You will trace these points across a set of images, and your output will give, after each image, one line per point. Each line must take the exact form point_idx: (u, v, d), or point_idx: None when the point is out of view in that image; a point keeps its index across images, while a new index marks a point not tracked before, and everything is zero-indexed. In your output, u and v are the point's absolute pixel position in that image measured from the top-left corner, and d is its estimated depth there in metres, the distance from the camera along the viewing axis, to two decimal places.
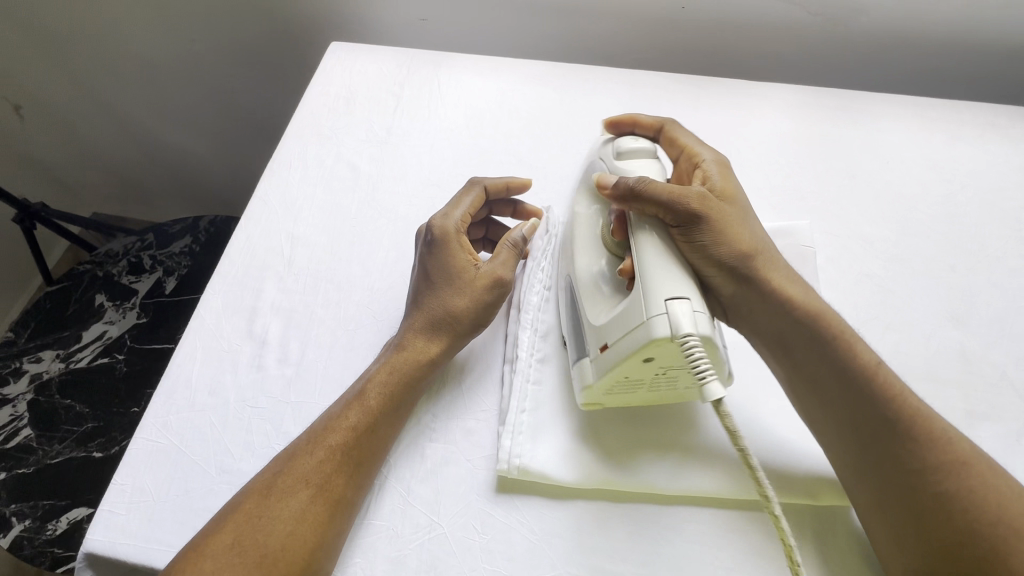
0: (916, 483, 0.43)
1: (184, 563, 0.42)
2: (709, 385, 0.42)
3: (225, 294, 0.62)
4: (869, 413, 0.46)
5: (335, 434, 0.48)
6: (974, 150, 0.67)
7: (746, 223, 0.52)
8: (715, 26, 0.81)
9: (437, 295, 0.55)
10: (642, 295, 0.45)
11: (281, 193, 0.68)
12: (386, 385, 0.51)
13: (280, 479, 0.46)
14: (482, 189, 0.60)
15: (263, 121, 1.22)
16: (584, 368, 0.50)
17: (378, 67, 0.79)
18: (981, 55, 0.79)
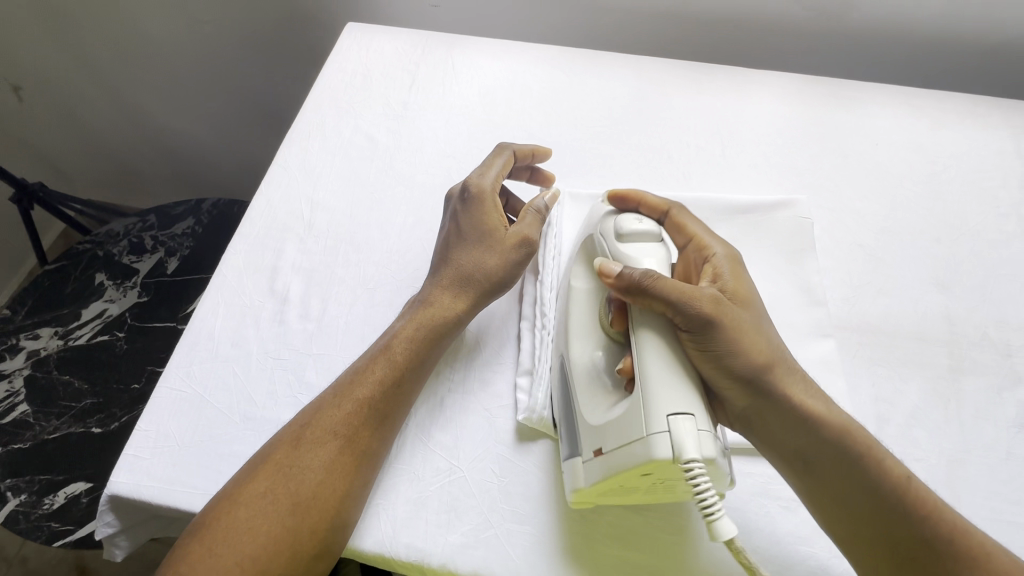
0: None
1: (221, 507, 0.44)
2: (721, 521, 0.40)
3: (247, 254, 0.63)
4: (896, 529, 0.44)
5: (363, 388, 0.50)
6: (955, 134, 0.72)
7: (762, 330, 0.48)
8: (713, 19, 0.86)
9: (467, 252, 0.57)
10: (642, 406, 0.42)
11: (301, 161, 0.70)
12: (415, 337, 0.53)
13: (308, 430, 0.48)
14: (512, 154, 0.63)
15: (269, 107, 1.22)
16: (575, 470, 0.47)
17: (394, 46, 0.81)
18: (960, 52, 0.84)
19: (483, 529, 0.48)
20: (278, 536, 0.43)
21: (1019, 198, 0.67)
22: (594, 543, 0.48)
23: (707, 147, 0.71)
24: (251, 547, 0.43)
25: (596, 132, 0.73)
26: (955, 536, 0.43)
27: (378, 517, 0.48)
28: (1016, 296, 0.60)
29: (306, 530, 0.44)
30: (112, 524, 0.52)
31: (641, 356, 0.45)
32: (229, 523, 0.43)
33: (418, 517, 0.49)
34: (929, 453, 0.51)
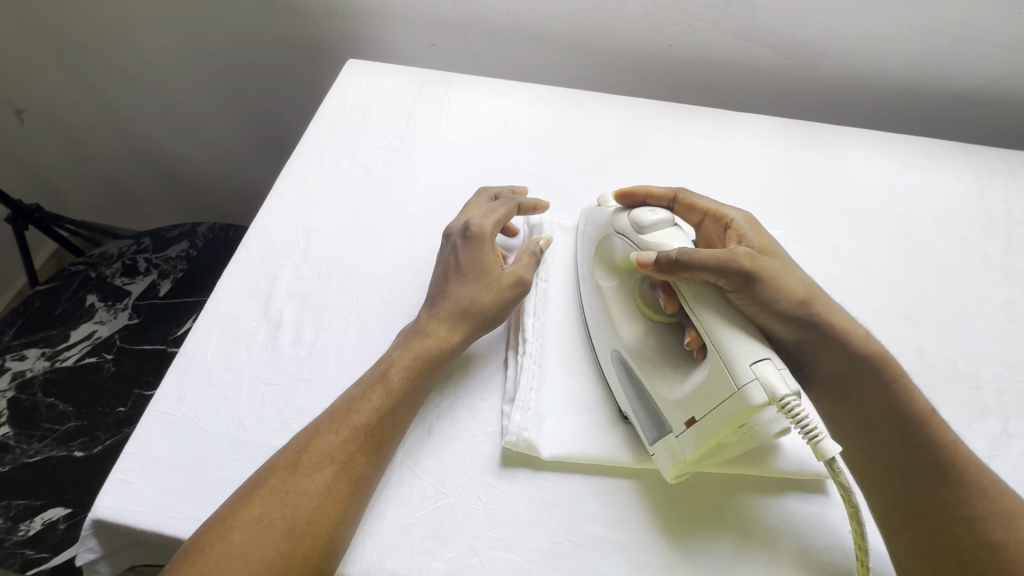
0: (966, 530, 0.47)
1: (214, 534, 0.44)
2: (823, 442, 0.44)
3: (242, 280, 0.65)
4: (917, 458, 0.50)
5: (359, 415, 0.51)
6: (923, 176, 0.76)
7: (794, 272, 0.54)
8: (696, 63, 0.91)
9: (465, 287, 0.59)
10: (724, 366, 0.46)
11: (298, 190, 0.73)
12: (409, 365, 0.55)
13: (304, 456, 0.49)
14: (515, 205, 0.67)
15: (271, 130, 1.23)
16: (670, 445, 0.51)
17: (392, 83, 0.85)
18: (928, 99, 0.89)
19: (468, 557, 0.49)
20: (272, 561, 0.44)
21: (985, 238, 0.71)
22: (578, 571, 0.48)
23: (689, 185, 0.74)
24: None
25: (584, 168, 0.77)
26: (966, 469, 0.49)
27: (365, 543, 0.49)
28: (984, 331, 0.63)
29: (300, 556, 0.44)
30: (94, 549, 0.52)
31: (705, 329, 0.49)
32: (222, 549, 0.43)
33: (403, 543, 0.49)
34: None
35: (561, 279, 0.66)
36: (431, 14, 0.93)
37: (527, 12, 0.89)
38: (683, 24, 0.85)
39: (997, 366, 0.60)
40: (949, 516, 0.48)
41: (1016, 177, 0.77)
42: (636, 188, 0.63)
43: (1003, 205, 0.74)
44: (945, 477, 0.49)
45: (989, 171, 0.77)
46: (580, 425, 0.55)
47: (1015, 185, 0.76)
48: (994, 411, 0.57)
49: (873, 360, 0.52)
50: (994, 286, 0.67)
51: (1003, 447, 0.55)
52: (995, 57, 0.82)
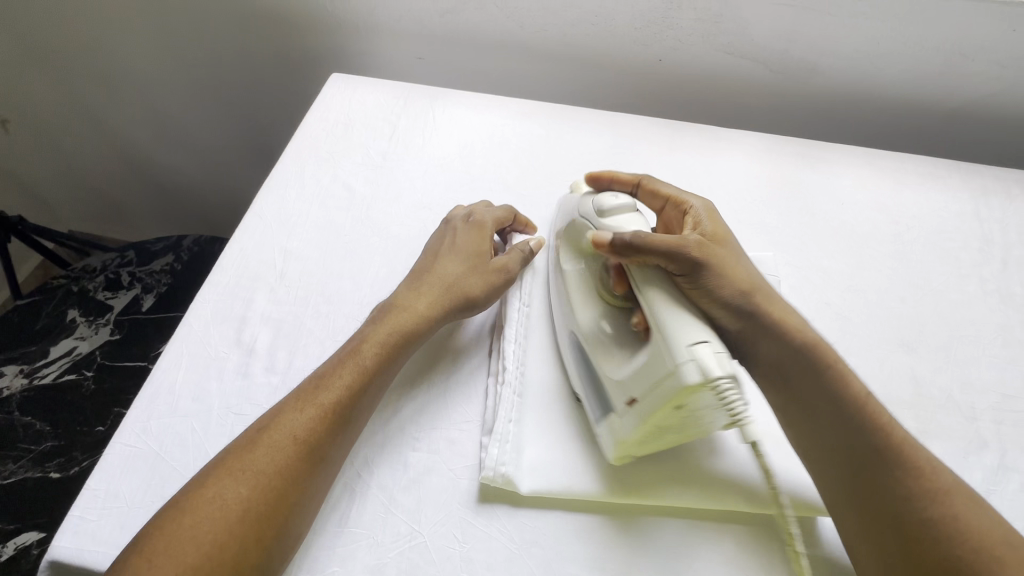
0: (900, 504, 0.45)
1: (167, 517, 0.42)
2: (749, 426, 0.48)
3: (215, 304, 0.63)
4: (857, 442, 0.48)
5: (327, 394, 0.49)
6: (917, 196, 0.75)
7: (739, 262, 0.54)
8: (686, 77, 0.89)
9: (452, 265, 0.60)
10: (664, 344, 0.45)
11: (277, 209, 0.71)
12: (387, 335, 0.54)
13: (265, 435, 0.46)
14: (513, 212, 0.67)
15: (259, 142, 1.22)
16: (612, 420, 0.51)
17: (376, 97, 0.83)
18: (923, 115, 0.88)
19: None
20: (221, 540, 0.41)
21: (980, 260, 0.69)
22: None
23: None
24: (192, 559, 0.40)
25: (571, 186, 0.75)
26: (900, 449, 0.47)
27: None
28: (980, 358, 0.61)
29: (250, 538, 0.42)
30: None
31: (647, 303, 0.49)
32: (173, 533, 0.41)
33: None
34: None
35: (544, 302, 0.64)
36: (417, 27, 0.91)
37: (515, 26, 0.87)
38: (674, 39, 0.84)
39: (994, 395, 0.58)
40: (882, 491, 0.46)
41: (1011, 195, 0.75)
42: (604, 173, 0.64)
43: (999, 226, 0.72)
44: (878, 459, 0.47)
45: (984, 190, 0.75)
46: (563, 459, 0.53)
47: (1010, 204, 0.74)
48: (991, 443, 0.55)
49: (808, 348, 0.52)
50: (989, 311, 0.65)
51: (1001, 481, 0.53)
52: (990, 74, 0.81)
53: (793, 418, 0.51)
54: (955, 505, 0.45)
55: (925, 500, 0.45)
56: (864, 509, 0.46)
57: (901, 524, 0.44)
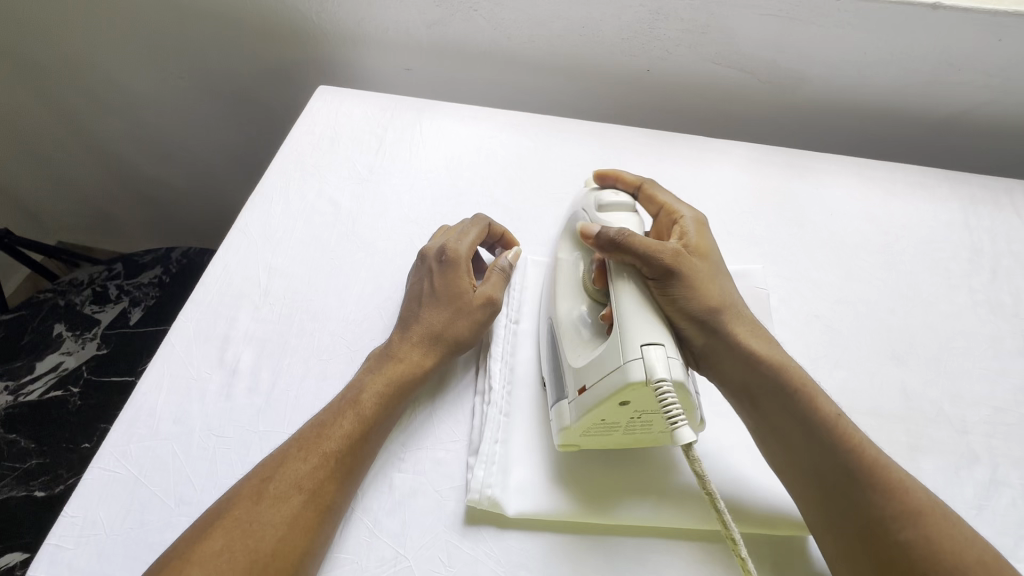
0: (875, 531, 0.44)
1: (170, 568, 0.41)
2: (681, 429, 0.42)
3: (197, 323, 0.62)
4: (823, 460, 0.47)
5: (329, 442, 0.49)
6: (907, 206, 0.75)
7: (716, 279, 0.54)
8: (675, 87, 0.89)
9: (438, 311, 0.57)
10: (619, 340, 0.46)
11: (262, 225, 0.70)
12: (387, 384, 0.53)
13: (270, 484, 0.46)
14: (487, 226, 0.64)
15: (244, 153, 1.21)
16: (564, 406, 0.51)
17: (363, 110, 0.83)
18: (911, 123, 0.88)
19: None
20: None
21: (969, 270, 0.69)
22: None
23: None
24: None
25: (559, 199, 0.74)
26: (873, 470, 0.46)
27: None
28: (971, 370, 0.61)
29: None
30: None
31: (615, 292, 0.50)
32: None
33: None
34: None
35: (530, 317, 0.63)
36: (404, 38, 0.91)
37: (502, 37, 0.87)
38: (662, 50, 0.84)
39: (985, 408, 0.58)
40: (854, 513, 0.45)
41: (999, 204, 0.75)
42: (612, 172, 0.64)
43: (988, 235, 0.72)
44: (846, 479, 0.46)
45: (973, 200, 0.75)
46: (550, 478, 0.52)
47: (998, 214, 0.74)
48: (983, 457, 0.54)
49: (771, 364, 0.51)
50: (980, 322, 0.64)
51: (993, 497, 0.52)
52: (978, 84, 0.81)
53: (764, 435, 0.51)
54: (926, 524, 0.43)
55: (902, 522, 0.43)
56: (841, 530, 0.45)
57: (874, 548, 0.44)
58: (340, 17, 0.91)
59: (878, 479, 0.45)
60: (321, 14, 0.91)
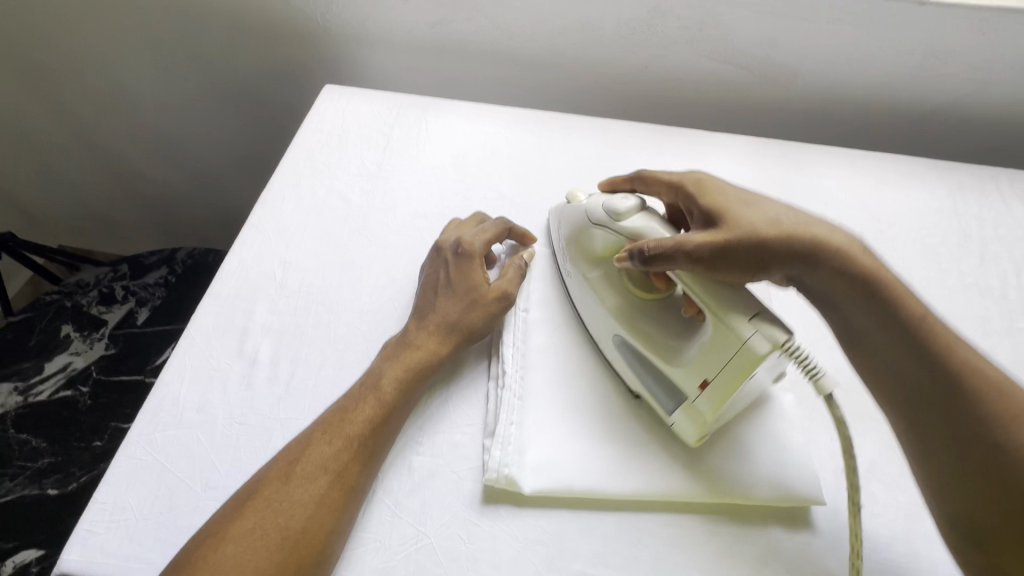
0: (974, 434, 0.45)
1: (207, 546, 0.43)
2: (822, 378, 0.50)
3: (216, 316, 0.63)
4: (923, 373, 0.48)
5: (352, 425, 0.51)
6: (897, 194, 0.77)
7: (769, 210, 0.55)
8: (672, 84, 0.91)
9: (454, 302, 0.59)
10: (725, 324, 0.50)
11: (275, 221, 0.72)
12: (405, 371, 0.55)
13: (297, 466, 0.48)
14: (506, 227, 0.66)
15: (247, 153, 1.22)
16: (684, 411, 0.54)
17: (369, 108, 0.85)
18: (900, 115, 0.91)
19: None
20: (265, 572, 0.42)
21: (959, 254, 0.72)
22: None
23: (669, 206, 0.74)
24: None
25: (563, 192, 0.77)
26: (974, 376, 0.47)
27: None
28: None
29: (292, 566, 0.43)
30: None
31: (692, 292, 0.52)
32: (216, 563, 0.42)
33: None
34: (887, 506, 0.54)
35: (541, 306, 0.65)
36: (408, 38, 0.93)
37: (504, 36, 0.89)
38: (659, 46, 0.86)
39: None
40: (960, 424, 0.46)
41: (986, 192, 0.78)
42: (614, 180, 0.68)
43: (976, 221, 0.75)
44: (952, 391, 0.47)
45: (961, 187, 0.78)
46: (565, 457, 0.54)
47: (985, 200, 0.77)
48: None
49: (861, 280, 0.51)
50: (969, 303, 0.67)
51: None
52: (962, 76, 0.84)
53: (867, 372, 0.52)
54: None
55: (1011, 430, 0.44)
56: (945, 466, 0.46)
57: (995, 458, 0.44)
58: (344, 18, 0.93)
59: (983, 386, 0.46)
60: (326, 15, 0.93)
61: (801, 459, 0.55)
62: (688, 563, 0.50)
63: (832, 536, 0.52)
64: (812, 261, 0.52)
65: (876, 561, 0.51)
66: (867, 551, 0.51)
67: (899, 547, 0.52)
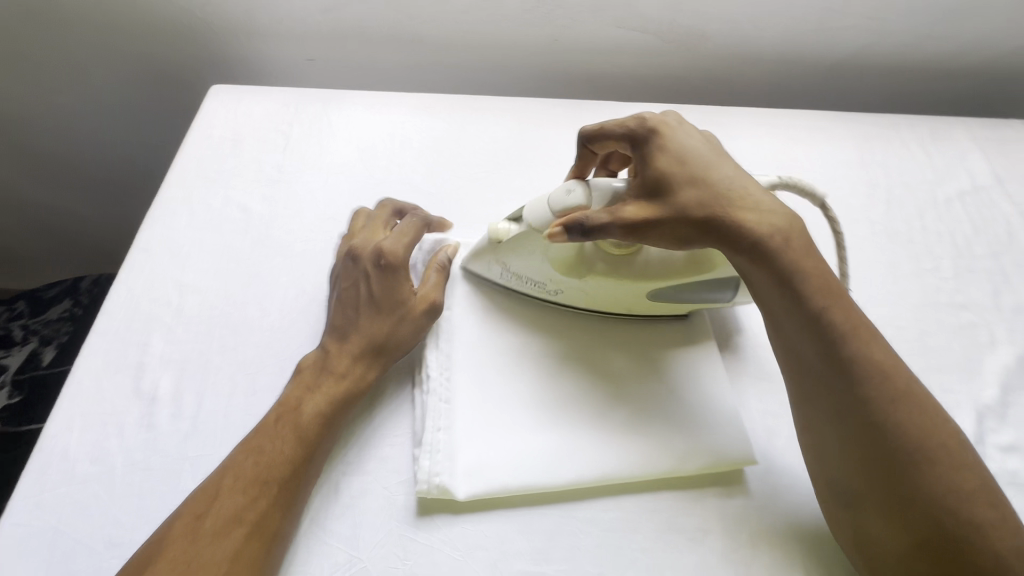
0: (857, 421, 0.45)
1: None
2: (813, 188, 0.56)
3: (106, 354, 0.57)
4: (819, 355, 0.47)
5: (266, 467, 0.47)
6: (807, 150, 0.79)
7: (708, 170, 0.52)
8: (584, 56, 0.89)
9: (374, 320, 0.55)
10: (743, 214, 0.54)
11: (166, 241, 0.65)
12: (328, 399, 0.51)
13: (206, 521, 0.44)
14: (421, 225, 0.62)
15: (127, 159, 1.08)
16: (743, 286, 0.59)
17: (264, 107, 0.78)
18: (807, 70, 0.92)
19: None
20: None
21: (867, 203, 0.74)
22: None
23: None
24: None
25: (480, 179, 0.74)
26: (875, 375, 0.45)
27: None
28: (875, 296, 0.65)
29: None
30: None
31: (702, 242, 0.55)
32: None
33: None
34: None
35: (464, 299, 0.62)
36: (300, 27, 0.86)
37: (404, 17, 0.84)
38: (566, 18, 0.83)
39: (888, 328, 0.63)
40: (844, 408, 0.45)
41: (889, 139, 0.80)
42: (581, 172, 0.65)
43: (881, 169, 0.77)
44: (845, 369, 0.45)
45: (866, 138, 0.80)
46: (501, 457, 0.52)
47: (889, 148, 0.79)
48: None
49: (778, 252, 0.49)
50: (879, 251, 0.69)
51: None
52: (857, 29, 0.86)
53: (775, 348, 0.51)
54: (921, 439, 0.43)
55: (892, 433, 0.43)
56: (828, 435, 0.47)
57: (874, 441, 0.44)
58: (227, 9, 0.85)
59: (886, 391, 0.45)
60: (205, 7, 0.85)
61: (732, 425, 0.55)
62: (630, 546, 0.50)
63: (768, 495, 0.53)
64: (737, 230, 0.50)
65: (807, 513, 0.52)
66: (798, 505, 0.53)
67: None
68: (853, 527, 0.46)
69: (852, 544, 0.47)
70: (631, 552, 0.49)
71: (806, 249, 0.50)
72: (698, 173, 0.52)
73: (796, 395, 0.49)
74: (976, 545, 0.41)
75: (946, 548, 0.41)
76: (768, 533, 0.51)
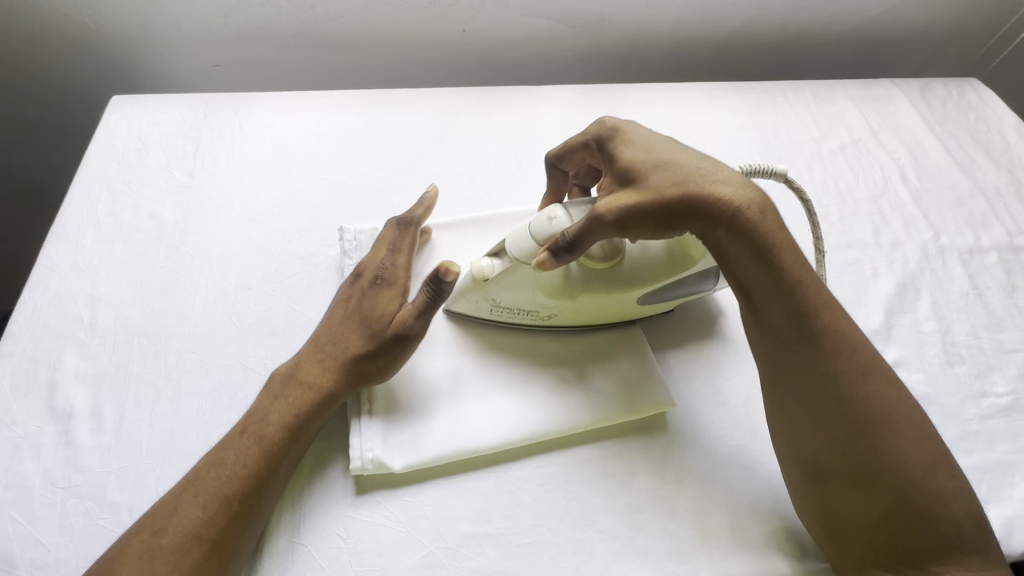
0: (828, 394, 0.48)
1: None
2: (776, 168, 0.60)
3: (12, 376, 0.55)
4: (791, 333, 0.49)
5: (221, 480, 0.45)
6: (707, 118, 0.84)
7: (679, 155, 0.51)
8: (493, 44, 0.92)
9: (353, 339, 0.52)
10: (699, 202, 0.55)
11: (72, 257, 0.63)
12: (294, 411, 0.49)
13: (161, 538, 0.43)
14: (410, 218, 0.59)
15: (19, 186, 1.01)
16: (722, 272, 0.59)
17: (169, 114, 0.76)
18: (703, 45, 0.98)
19: None
20: None
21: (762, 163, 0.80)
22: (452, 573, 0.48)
23: (504, 168, 0.76)
24: None
25: (399, 168, 0.75)
26: (842, 353, 0.48)
27: None
28: None
29: None
30: None
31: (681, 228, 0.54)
32: None
33: None
34: (729, 395, 0.60)
35: None
36: (202, 32, 0.85)
37: (309, 16, 0.84)
38: (471, 8, 0.86)
39: None
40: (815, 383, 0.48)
41: (778, 103, 0.87)
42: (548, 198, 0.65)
43: (773, 130, 0.84)
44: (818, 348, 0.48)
45: (757, 103, 0.87)
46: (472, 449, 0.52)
47: (779, 110, 0.86)
48: None
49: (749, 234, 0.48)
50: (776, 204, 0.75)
51: None
52: (739, 5, 0.93)
53: (747, 324, 0.53)
54: (884, 411, 0.47)
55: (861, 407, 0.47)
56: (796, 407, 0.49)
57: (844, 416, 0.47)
58: (119, 17, 0.82)
59: (853, 364, 0.48)
60: (95, 17, 0.82)
61: (652, 372, 0.58)
62: (567, 495, 0.52)
63: (688, 432, 0.57)
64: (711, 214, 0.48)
65: (724, 444, 0.57)
66: (717, 438, 0.57)
67: (742, 427, 0.58)
68: (818, 501, 0.49)
69: (806, 508, 0.50)
70: (568, 501, 0.52)
71: (777, 224, 0.50)
72: (670, 163, 0.50)
73: (768, 373, 0.51)
74: (930, 517, 0.45)
75: (905, 518, 0.45)
76: (690, 467, 0.55)
